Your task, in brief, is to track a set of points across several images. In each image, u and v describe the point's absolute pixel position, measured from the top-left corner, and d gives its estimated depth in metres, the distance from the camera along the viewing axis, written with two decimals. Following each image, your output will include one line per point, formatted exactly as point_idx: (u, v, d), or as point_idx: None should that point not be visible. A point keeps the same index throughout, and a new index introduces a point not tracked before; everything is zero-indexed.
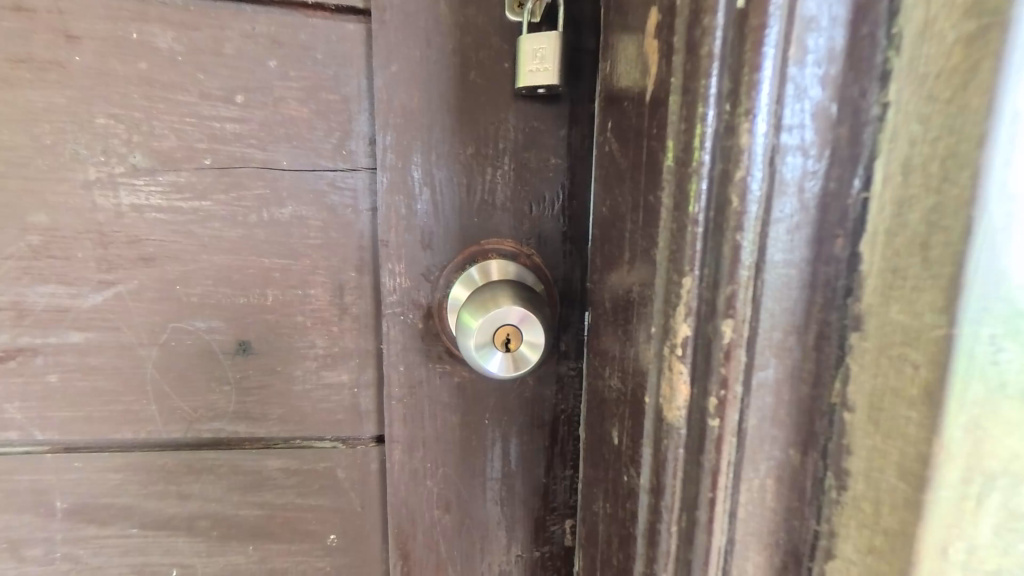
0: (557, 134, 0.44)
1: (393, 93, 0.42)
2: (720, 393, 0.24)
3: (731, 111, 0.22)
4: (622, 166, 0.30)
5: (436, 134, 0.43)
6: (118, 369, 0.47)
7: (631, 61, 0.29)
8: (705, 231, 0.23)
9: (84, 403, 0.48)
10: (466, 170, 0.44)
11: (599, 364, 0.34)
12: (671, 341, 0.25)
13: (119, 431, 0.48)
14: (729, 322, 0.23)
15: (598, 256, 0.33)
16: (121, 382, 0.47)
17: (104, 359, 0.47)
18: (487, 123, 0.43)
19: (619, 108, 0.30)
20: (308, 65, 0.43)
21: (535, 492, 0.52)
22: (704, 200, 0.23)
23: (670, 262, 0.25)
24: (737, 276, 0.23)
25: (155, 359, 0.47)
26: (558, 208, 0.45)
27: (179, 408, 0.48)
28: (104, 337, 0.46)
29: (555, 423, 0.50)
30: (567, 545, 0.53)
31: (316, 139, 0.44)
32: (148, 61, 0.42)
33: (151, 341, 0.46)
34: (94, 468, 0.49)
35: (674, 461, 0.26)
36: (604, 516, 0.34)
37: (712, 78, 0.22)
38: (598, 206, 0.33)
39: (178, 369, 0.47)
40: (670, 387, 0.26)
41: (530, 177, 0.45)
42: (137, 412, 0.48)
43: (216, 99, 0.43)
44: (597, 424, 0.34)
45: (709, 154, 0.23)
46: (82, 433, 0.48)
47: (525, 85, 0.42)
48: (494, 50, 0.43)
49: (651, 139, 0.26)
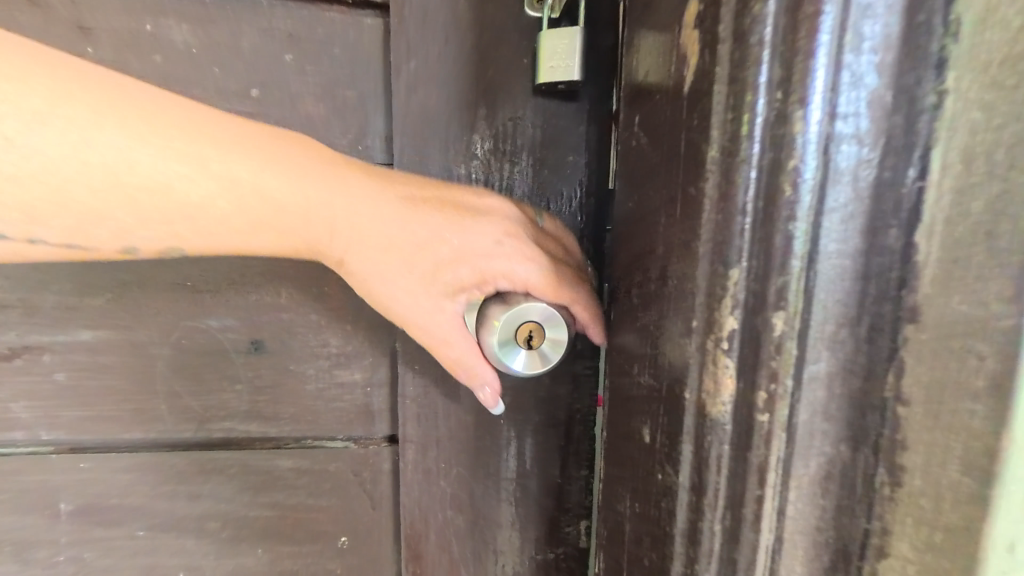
0: (576, 132, 0.50)
1: (413, 94, 0.49)
2: (770, 387, 0.23)
3: (782, 99, 0.21)
4: (653, 160, 0.30)
5: (454, 130, 0.50)
6: (252, 157, 0.38)
7: (660, 56, 0.29)
8: (754, 221, 0.23)
9: (278, 144, 0.39)
10: (486, 169, 0.50)
11: (623, 362, 0.34)
12: (716, 335, 0.24)
13: (168, 205, 0.36)
14: (781, 315, 0.22)
15: (622, 253, 0.35)
16: (391, 195, 0.41)
17: (491, 210, 0.42)
18: (505, 119, 0.50)
19: (650, 102, 0.30)
20: (326, 62, 0.49)
21: (549, 493, 0.52)
22: (753, 190, 0.23)
23: (715, 254, 0.24)
24: (790, 268, 0.22)
25: (397, 239, 0.41)
26: (576, 204, 0.51)
27: (404, 270, 0.42)
28: (455, 198, 0.42)
29: (570, 422, 0.51)
30: (581, 545, 0.53)
31: (334, 136, 0.50)
32: (163, 54, 0.47)
33: (419, 229, 0.41)
34: (78, 183, 0.34)
35: (718, 458, 0.25)
36: (632, 514, 0.34)
37: (763, 66, 0.22)
38: (624, 202, 0.34)
39: (500, 248, 0.41)
40: (715, 382, 0.25)
41: (549, 173, 0.51)
42: (328, 243, 0.41)
43: (233, 93, 0.48)
44: (622, 421, 0.35)
45: (758, 144, 0.22)
46: (214, 202, 0.37)
47: (544, 79, 0.48)
48: (511, 49, 0.49)
49: (691, 130, 0.26)
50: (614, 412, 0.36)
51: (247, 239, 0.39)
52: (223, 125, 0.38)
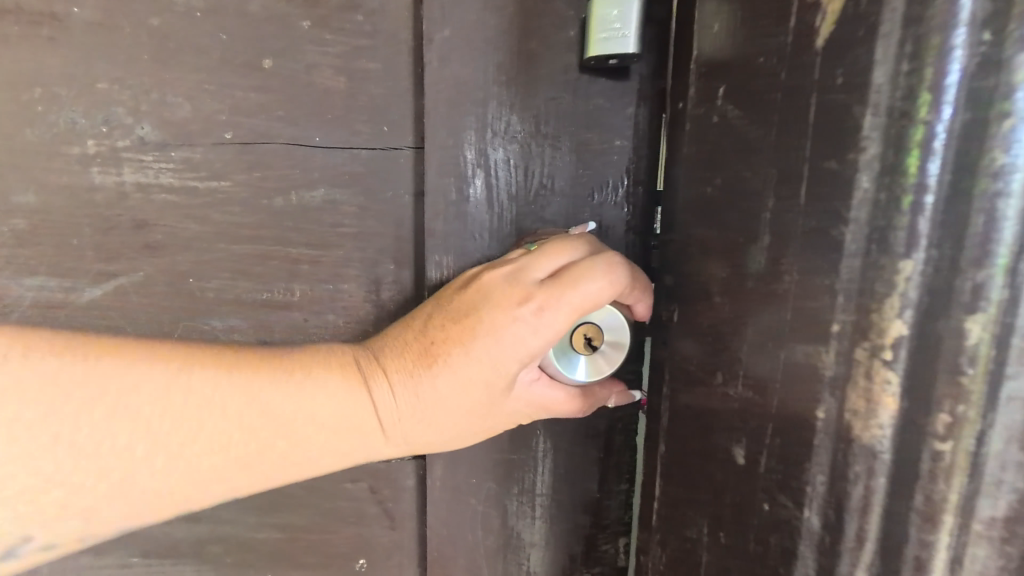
0: (624, 113, 0.45)
1: (447, 66, 0.43)
2: (954, 409, 0.20)
3: (992, 41, 0.18)
4: (752, 137, 0.26)
5: (492, 108, 0.44)
6: (273, 396, 0.36)
7: (766, 11, 0.26)
8: (939, 198, 0.19)
9: (282, 372, 0.37)
10: (524, 152, 0.45)
11: (705, 372, 0.30)
12: (874, 345, 0.21)
13: (198, 470, 0.35)
14: (976, 320, 0.19)
15: (694, 245, 0.31)
16: (408, 365, 0.37)
17: (494, 297, 0.35)
18: (546, 98, 0.44)
19: (748, 67, 0.27)
20: (348, 29, 0.44)
21: (585, 508, 0.47)
22: (940, 160, 0.19)
23: (875, 243, 0.21)
24: (992, 259, 0.19)
25: (440, 402, 0.37)
26: (623, 192, 0.46)
27: (457, 427, 0.38)
28: (463, 300, 0.37)
29: (611, 431, 0.46)
30: (620, 565, 0.48)
31: (355, 115, 0.45)
32: (161, 16, 0.41)
33: (448, 385, 0.36)
34: (130, 479, 0.34)
35: (866, 492, 0.22)
36: (710, 543, 0.30)
37: (965, 0, 0.18)
38: (699, 186, 0.30)
39: (525, 325, 0.34)
40: (868, 399, 0.22)
41: (593, 159, 0.46)
42: (371, 436, 0.38)
43: (242, 63, 0.43)
44: (700, 437, 0.31)
45: (951, 102, 0.19)
46: (249, 441, 0.36)
47: (593, 54, 0.42)
48: (557, 17, 0.43)
49: (831, 92, 0.23)
50: (686, 427, 0.32)
51: (289, 468, 0.37)
52: (223, 373, 0.36)
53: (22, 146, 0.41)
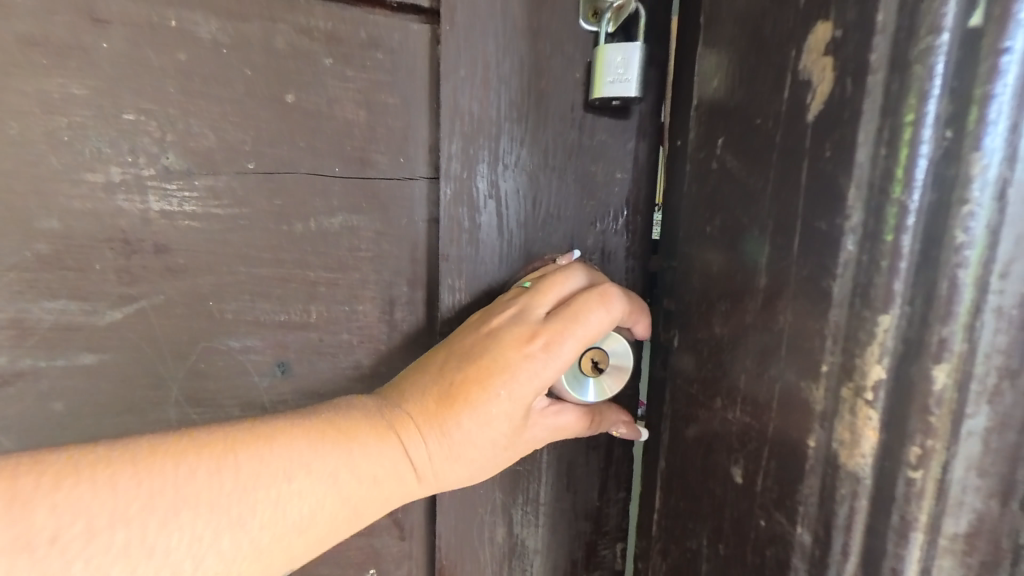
0: (625, 147, 0.48)
1: (462, 102, 0.46)
2: (925, 443, 0.23)
3: (953, 136, 0.21)
4: (751, 186, 0.31)
5: (505, 142, 0.47)
6: (296, 463, 0.34)
7: (765, 80, 0.30)
8: (911, 264, 0.23)
9: (300, 438, 0.34)
10: (533, 182, 0.48)
11: (710, 399, 0.34)
12: (860, 386, 0.24)
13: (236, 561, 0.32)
14: (943, 368, 0.22)
15: (698, 275, 0.36)
16: (429, 408, 0.37)
17: (507, 340, 0.37)
18: (555, 133, 0.47)
19: (748, 125, 0.31)
20: (368, 65, 0.46)
21: (587, 516, 0.50)
22: (910, 231, 0.23)
23: (857, 295, 0.24)
24: (953, 319, 0.22)
25: (471, 443, 0.37)
26: (625, 219, 0.49)
27: (488, 460, 0.38)
28: (472, 346, 0.38)
29: (611, 443, 0.49)
30: (618, 568, 0.52)
31: (372, 146, 0.47)
32: (189, 51, 0.43)
33: (473, 423, 0.36)
34: None
35: (852, 512, 0.25)
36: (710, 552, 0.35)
37: (931, 100, 0.22)
38: (704, 225, 0.35)
39: (542, 360, 0.36)
40: (852, 430, 0.25)
41: (598, 189, 0.49)
42: (405, 483, 0.37)
43: (265, 96, 0.44)
44: (704, 455, 0.35)
45: (920, 183, 0.22)
46: (288, 520, 0.33)
47: (599, 95, 0.45)
48: (566, 58, 0.46)
49: (821, 161, 0.26)
50: (692, 446, 0.36)
51: (330, 533, 0.35)
52: (233, 449, 0.33)
53: (43, 172, 0.42)
